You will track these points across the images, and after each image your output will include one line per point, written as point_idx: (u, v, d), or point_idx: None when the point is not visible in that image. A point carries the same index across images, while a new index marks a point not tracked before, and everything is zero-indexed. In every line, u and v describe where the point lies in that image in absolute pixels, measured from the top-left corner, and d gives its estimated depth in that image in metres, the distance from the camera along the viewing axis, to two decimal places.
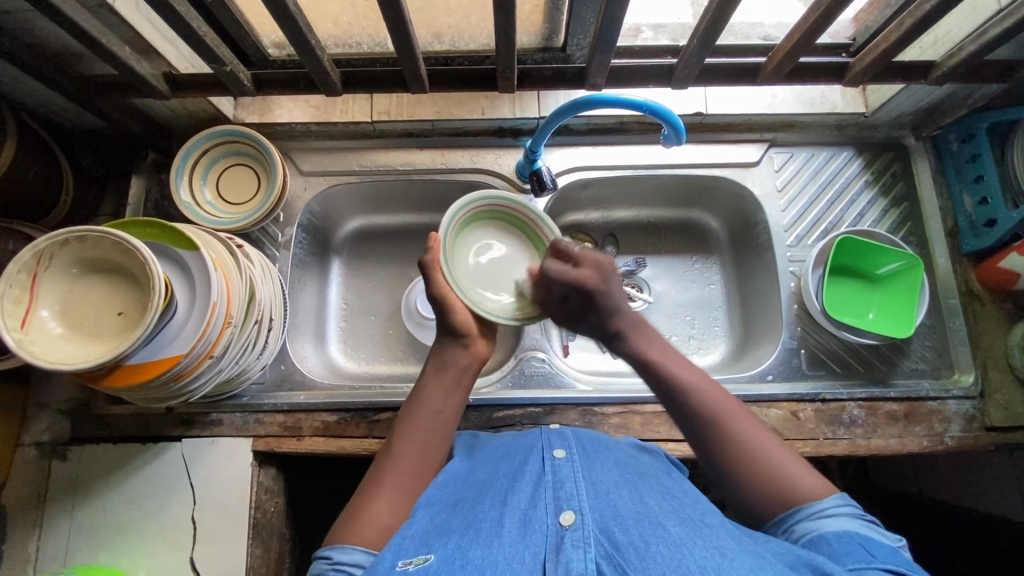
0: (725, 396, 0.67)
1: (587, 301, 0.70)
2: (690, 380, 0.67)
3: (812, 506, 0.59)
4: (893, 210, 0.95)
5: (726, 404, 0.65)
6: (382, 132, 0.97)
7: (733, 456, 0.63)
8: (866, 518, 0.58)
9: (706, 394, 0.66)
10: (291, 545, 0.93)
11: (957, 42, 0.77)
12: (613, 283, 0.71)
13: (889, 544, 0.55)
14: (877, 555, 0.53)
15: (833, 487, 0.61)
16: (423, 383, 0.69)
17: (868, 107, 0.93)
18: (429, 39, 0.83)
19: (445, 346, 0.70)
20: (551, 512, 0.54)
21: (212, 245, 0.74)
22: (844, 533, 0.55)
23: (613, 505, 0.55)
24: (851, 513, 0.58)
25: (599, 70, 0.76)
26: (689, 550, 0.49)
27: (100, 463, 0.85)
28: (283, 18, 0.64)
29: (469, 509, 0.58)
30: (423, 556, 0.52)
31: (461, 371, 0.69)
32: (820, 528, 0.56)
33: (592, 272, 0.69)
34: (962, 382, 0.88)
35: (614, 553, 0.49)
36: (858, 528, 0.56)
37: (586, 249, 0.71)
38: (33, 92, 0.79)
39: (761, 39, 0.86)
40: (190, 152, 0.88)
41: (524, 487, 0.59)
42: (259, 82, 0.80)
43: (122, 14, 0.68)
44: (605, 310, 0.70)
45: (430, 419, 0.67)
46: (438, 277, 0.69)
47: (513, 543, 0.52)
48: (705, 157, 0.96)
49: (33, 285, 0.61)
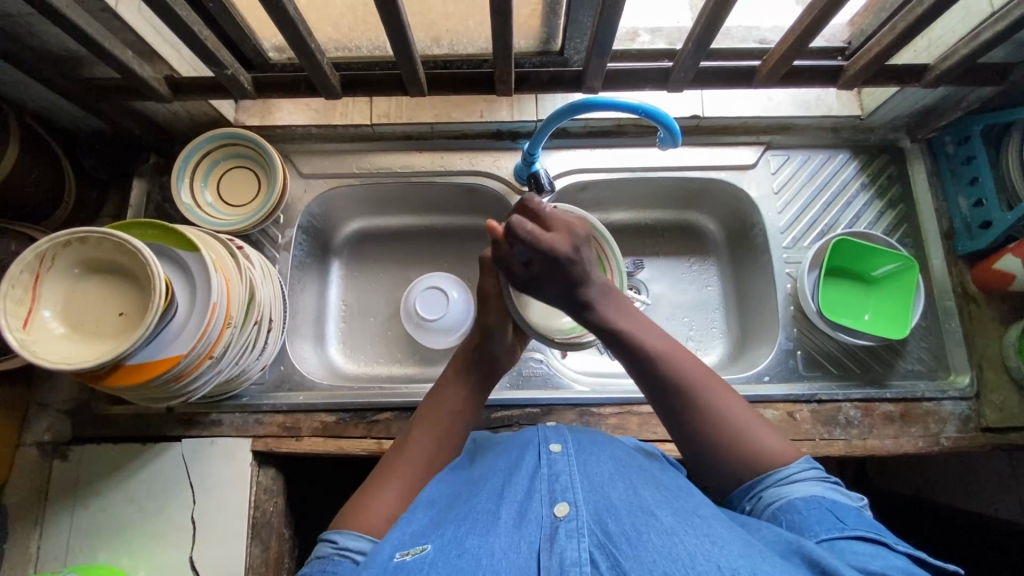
0: (693, 360, 0.66)
1: (552, 267, 0.61)
2: (656, 347, 0.65)
3: (779, 472, 0.60)
4: (889, 212, 0.96)
5: (694, 369, 0.65)
6: (382, 135, 0.98)
7: (701, 423, 0.63)
8: (831, 481, 0.60)
9: (674, 361, 0.65)
10: (290, 544, 0.93)
11: (951, 45, 0.77)
12: (587, 246, 0.63)
13: (854, 507, 0.57)
14: (847, 521, 0.54)
15: (801, 452, 0.63)
16: (444, 383, 0.72)
17: (864, 109, 0.94)
18: (428, 43, 0.84)
19: (482, 346, 0.73)
20: (546, 504, 0.55)
21: (213, 245, 0.75)
22: (813, 499, 0.57)
23: (608, 498, 0.56)
24: (817, 475, 0.60)
25: (595, 73, 0.77)
26: (680, 538, 0.50)
27: (101, 462, 0.86)
28: (283, 22, 0.65)
29: (465, 500, 0.59)
30: (419, 546, 0.53)
31: (486, 374, 0.74)
32: (789, 495, 0.58)
33: (565, 237, 0.61)
34: (958, 383, 0.89)
35: (607, 542, 0.50)
36: (824, 491, 0.58)
37: (550, 208, 0.64)
38: (36, 95, 0.80)
39: (757, 42, 0.87)
40: (191, 154, 0.89)
41: (519, 480, 0.59)
42: (259, 85, 0.81)
43: (124, 17, 0.69)
44: (574, 276, 0.62)
45: (452, 414, 0.69)
46: (489, 280, 0.74)
47: (508, 533, 0.52)
48: (702, 159, 0.97)
49: (36, 285, 0.62)
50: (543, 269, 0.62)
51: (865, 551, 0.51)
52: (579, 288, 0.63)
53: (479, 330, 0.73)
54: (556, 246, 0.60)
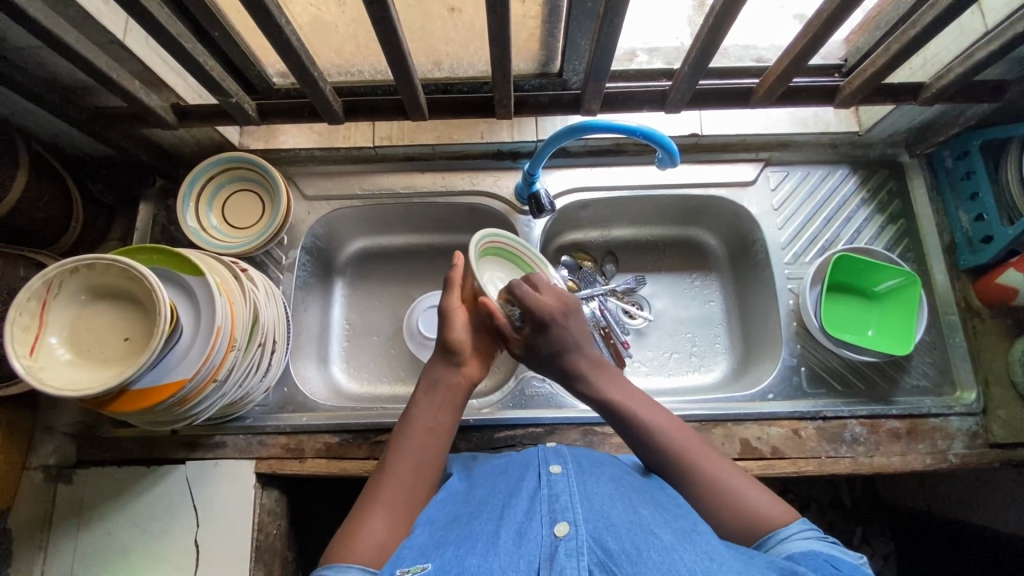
0: (688, 433, 0.68)
1: (541, 328, 0.73)
2: (654, 421, 0.68)
3: (778, 533, 0.58)
4: (890, 227, 0.96)
5: (689, 443, 0.67)
6: (383, 157, 1.00)
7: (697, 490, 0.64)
8: (831, 541, 0.58)
9: (670, 434, 0.67)
10: (293, 566, 0.93)
11: (946, 64, 0.78)
12: (548, 330, 0.73)
13: (852, 562, 0.54)
14: (842, 569, 0.52)
15: (796, 513, 0.61)
16: (414, 404, 0.71)
17: (861, 125, 0.95)
18: (429, 67, 0.85)
19: (434, 366, 0.74)
20: (546, 523, 0.54)
21: (216, 269, 0.76)
22: (812, 552, 0.55)
23: (608, 516, 0.55)
24: (815, 536, 0.58)
25: (593, 97, 0.78)
26: (680, 555, 0.50)
27: (105, 486, 0.86)
28: (286, 52, 0.66)
29: (466, 522, 0.58)
30: (420, 565, 0.53)
31: (453, 387, 0.72)
32: (791, 549, 0.56)
33: (533, 330, 0.73)
34: (964, 399, 0.88)
35: (607, 560, 0.49)
36: (823, 547, 0.55)
37: (528, 296, 0.73)
38: (45, 124, 0.82)
39: (753, 61, 0.88)
40: (196, 178, 0.90)
41: (519, 501, 0.59)
42: (264, 111, 0.83)
43: (131, 48, 0.70)
44: (556, 341, 0.73)
45: (424, 436, 0.68)
46: (451, 296, 0.77)
47: (508, 552, 0.51)
48: (701, 177, 0.98)
49: (43, 311, 0.63)
50: (530, 331, 0.74)
51: None
52: (563, 354, 0.73)
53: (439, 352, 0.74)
54: (543, 309, 0.72)
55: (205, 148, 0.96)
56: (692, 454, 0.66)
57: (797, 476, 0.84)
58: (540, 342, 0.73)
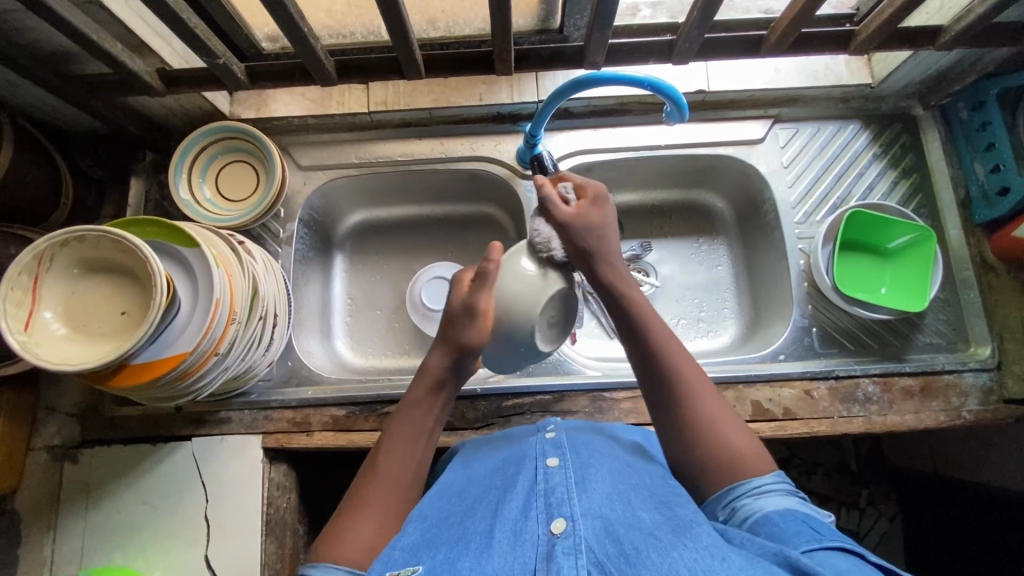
0: (721, 403, 0.63)
1: (598, 203, 0.71)
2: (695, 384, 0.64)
3: (750, 484, 0.57)
4: (903, 182, 0.94)
5: (719, 413, 0.62)
6: (379, 123, 0.96)
7: (672, 382, 0.64)
8: (802, 497, 0.57)
9: (699, 399, 0.63)
10: (305, 540, 0.93)
11: (965, 6, 0.75)
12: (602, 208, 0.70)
13: (824, 520, 0.54)
14: (823, 532, 0.51)
15: (772, 464, 0.60)
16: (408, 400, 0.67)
17: (874, 77, 0.92)
18: (424, 27, 0.82)
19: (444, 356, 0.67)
20: (542, 522, 0.54)
21: (214, 241, 0.74)
22: (786, 512, 0.54)
23: (607, 513, 0.54)
24: (788, 490, 0.57)
25: (597, 49, 0.75)
26: (678, 554, 0.47)
27: (111, 465, 0.85)
28: (275, 7, 0.63)
29: (460, 521, 0.58)
30: (411, 566, 0.52)
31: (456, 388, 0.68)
32: (763, 508, 0.55)
33: (589, 204, 0.70)
34: (978, 355, 0.87)
35: (604, 561, 0.48)
36: (798, 505, 0.55)
37: (588, 180, 0.73)
38: (28, 96, 0.79)
39: (761, 12, 0.84)
40: (188, 148, 0.87)
41: (515, 497, 0.58)
42: (254, 75, 0.79)
43: (112, 9, 0.67)
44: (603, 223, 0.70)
45: (417, 437, 0.65)
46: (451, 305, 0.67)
47: (503, 554, 0.51)
48: (709, 136, 0.94)
49: (36, 287, 0.61)
50: (587, 203, 0.70)
51: (843, 560, 0.47)
52: (602, 241, 0.69)
53: (450, 347, 0.66)
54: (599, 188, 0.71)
55: (194, 118, 0.93)
56: (722, 426, 0.61)
57: (810, 436, 0.83)
58: (592, 216, 0.69)
